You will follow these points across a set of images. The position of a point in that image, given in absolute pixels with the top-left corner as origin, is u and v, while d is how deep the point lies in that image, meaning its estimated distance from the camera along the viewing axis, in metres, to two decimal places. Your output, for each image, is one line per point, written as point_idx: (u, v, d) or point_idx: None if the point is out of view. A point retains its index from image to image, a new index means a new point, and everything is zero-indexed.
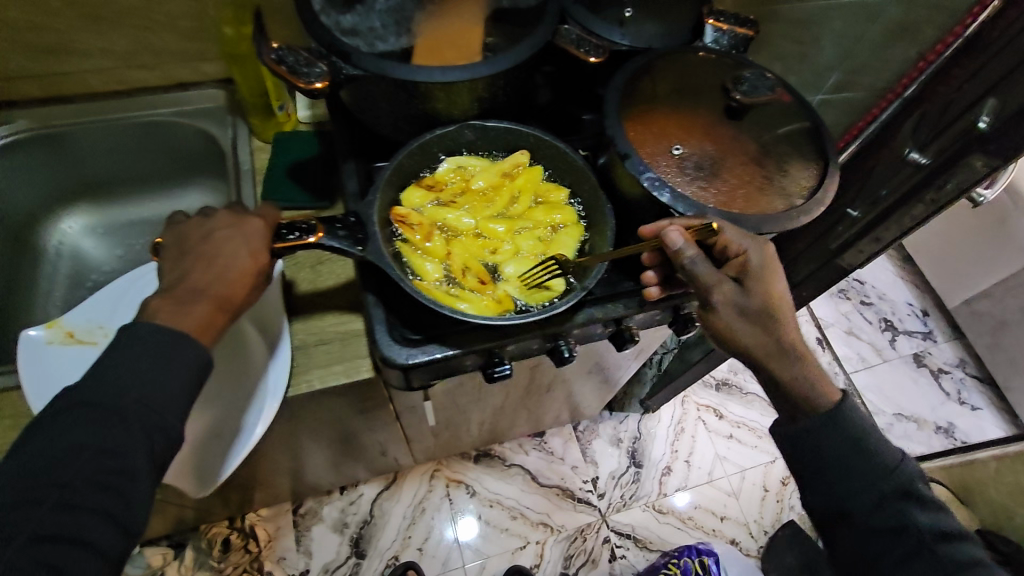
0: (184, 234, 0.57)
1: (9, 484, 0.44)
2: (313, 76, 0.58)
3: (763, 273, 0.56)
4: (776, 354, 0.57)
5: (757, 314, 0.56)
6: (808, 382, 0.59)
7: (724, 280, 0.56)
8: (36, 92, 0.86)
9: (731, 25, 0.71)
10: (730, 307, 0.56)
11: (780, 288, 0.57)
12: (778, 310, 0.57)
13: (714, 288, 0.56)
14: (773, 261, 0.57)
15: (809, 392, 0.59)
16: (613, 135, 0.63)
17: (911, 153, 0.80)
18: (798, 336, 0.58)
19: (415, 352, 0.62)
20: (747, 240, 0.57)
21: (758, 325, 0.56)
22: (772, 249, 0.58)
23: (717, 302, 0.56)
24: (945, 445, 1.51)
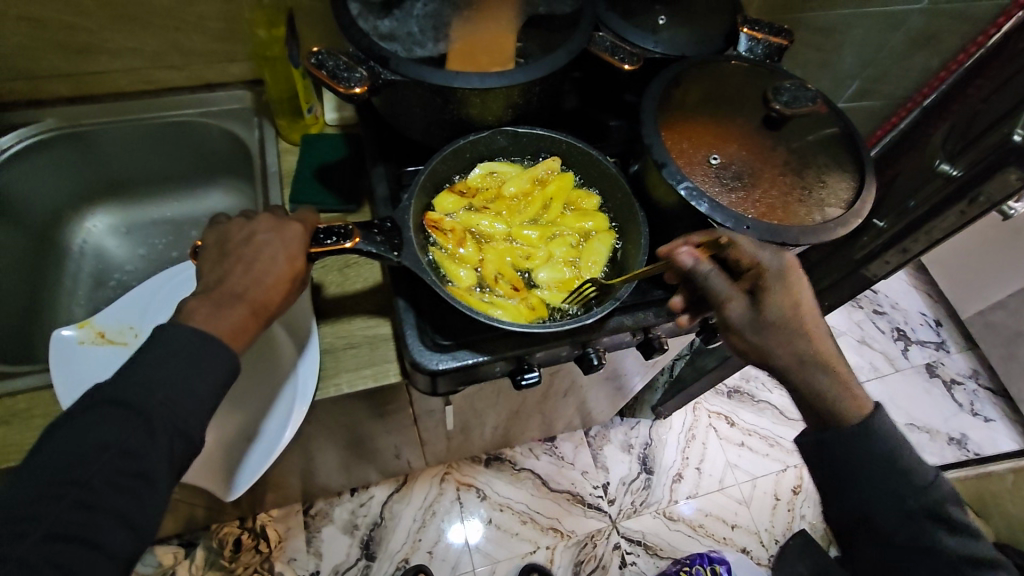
0: (227, 235, 0.57)
1: (21, 488, 0.43)
2: (353, 81, 0.58)
3: (780, 285, 0.55)
4: (800, 367, 0.56)
5: (775, 327, 0.55)
6: (837, 396, 0.57)
7: (736, 295, 0.56)
8: (64, 91, 0.86)
9: (765, 35, 0.71)
10: (746, 322, 0.56)
11: (800, 299, 0.56)
12: (799, 322, 0.56)
13: (727, 303, 0.56)
14: (793, 272, 0.56)
15: (840, 407, 0.57)
16: (651, 143, 0.62)
17: (941, 165, 0.80)
18: (822, 348, 0.57)
19: (446, 357, 0.62)
20: (762, 252, 0.56)
21: (776, 339, 0.56)
22: (791, 260, 0.56)
23: (731, 317, 0.56)
24: (958, 456, 1.50)
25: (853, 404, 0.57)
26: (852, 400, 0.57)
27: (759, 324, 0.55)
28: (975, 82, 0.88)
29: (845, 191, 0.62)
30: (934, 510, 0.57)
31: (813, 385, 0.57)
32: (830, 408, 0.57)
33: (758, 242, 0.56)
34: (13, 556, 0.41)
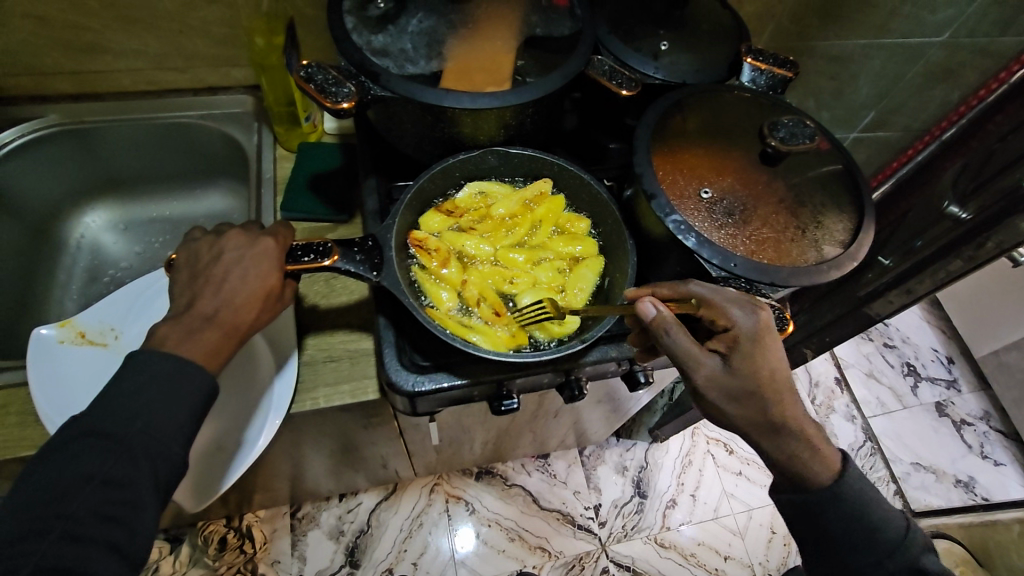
0: (196, 256, 0.57)
1: (13, 521, 0.43)
2: (341, 97, 0.57)
3: (756, 346, 0.52)
4: (770, 433, 0.54)
5: (748, 392, 0.52)
6: (806, 459, 0.55)
7: (708, 357, 0.52)
8: (69, 88, 0.87)
9: (770, 66, 0.69)
10: (717, 386, 0.52)
11: (777, 361, 0.52)
12: (774, 385, 0.52)
13: (698, 365, 0.52)
14: (770, 332, 0.52)
15: (810, 466, 0.55)
16: (641, 172, 0.61)
17: (952, 208, 0.77)
18: (794, 410, 0.54)
19: (422, 379, 0.61)
20: (738, 308, 0.52)
21: (747, 406, 0.52)
22: (768, 318, 0.53)
23: (701, 381, 0.52)
24: (964, 500, 1.44)
25: (822, 461, 0.56)
26: (819, 459, 0.56)
27: (730, 388, 0.52)
28: (996, 118, 0.84)
29: (841, 232, 0.60)
30: (912, 568, 0.55)
31: (783, 448, 0.54)
32: (802, 467, 0.55)
33: (733, 296, 0.53)
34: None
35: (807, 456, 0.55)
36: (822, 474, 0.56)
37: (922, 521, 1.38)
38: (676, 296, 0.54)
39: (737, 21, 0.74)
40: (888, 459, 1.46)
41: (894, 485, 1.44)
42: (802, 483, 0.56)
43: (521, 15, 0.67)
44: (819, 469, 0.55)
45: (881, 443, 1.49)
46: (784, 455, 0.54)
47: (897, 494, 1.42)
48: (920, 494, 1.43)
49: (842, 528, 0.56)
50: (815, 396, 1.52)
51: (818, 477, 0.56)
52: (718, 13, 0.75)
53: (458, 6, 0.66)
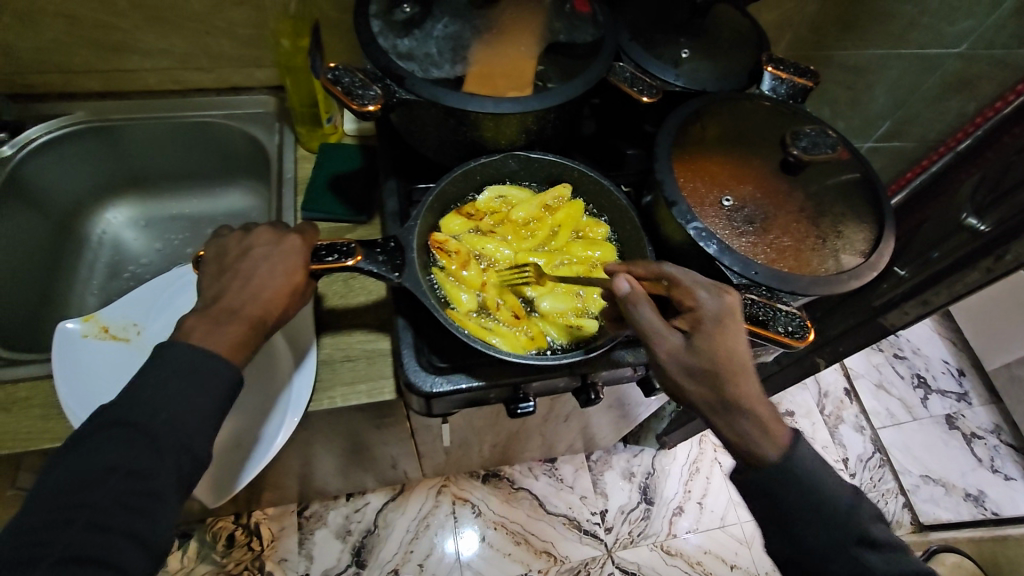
0: (226, 248, 0.58)
1: (36, 511, 0.44)
2: (367, 99, 0.58)
3: (719, 326, 0.50)
4: (727, 415, 0.49)
5: (708, 370, 0.49)
6: (762, 444, 0.49)
7: (670, 332, 0.50)
8: (96, 87, 0.89)
9: (790, 75, 0.69)
10: (676, 362, 0.49)
11: (741, 345, 0.50)
12: (736, 366, 0.49)
13: (658, 338, 0.50)
14: (735, 315, 0.51)
15: (762, 447, 0.49)
16: (662, 179, 0.61)
17: (969, 219, 0.76)
18: (756, 397, 0.49)
19: (440, 381, 0.61)
20: (703, 290, 0.51)
21: (706, 385, 0.49)
22: (735, 303, 0.51)
23: (659, 355, 0.50)
24: (974, 514, 1.43)
25: (774, 440, 0.50)
26: (771, 440, 0.50)
27: (690, 364, 0.49)
28: (1012, 131, 0.83)
29: (861, 242, 0.60)
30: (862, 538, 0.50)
31: (736, 427, 0.49)
32: (751, 445, 0.50)
33: (702, 279, 0.52)
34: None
35: (757, 437, 0.49)
36: (773, 455, 0.50)
37: (930, 535, 1.37)
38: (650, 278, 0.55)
39: (757, 30, 0.74)
40: (897, 471, 1.46)
41: (903, 497, 1.43)
42: (754, 464, 0.50)
43: (544, 20, 0.68)
44: (768, 446, 0.49)
45: (890, 455, 1.48)
46: (735, 436, 0.50)
47: (906, 508, 1.42)
48: (929, 507, 1.42)
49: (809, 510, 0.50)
50: (823, 406, 1.52)
51: (770, 459, 0.50)
52: (739, 22, 0.75)
53: (482, 10, 0.66)
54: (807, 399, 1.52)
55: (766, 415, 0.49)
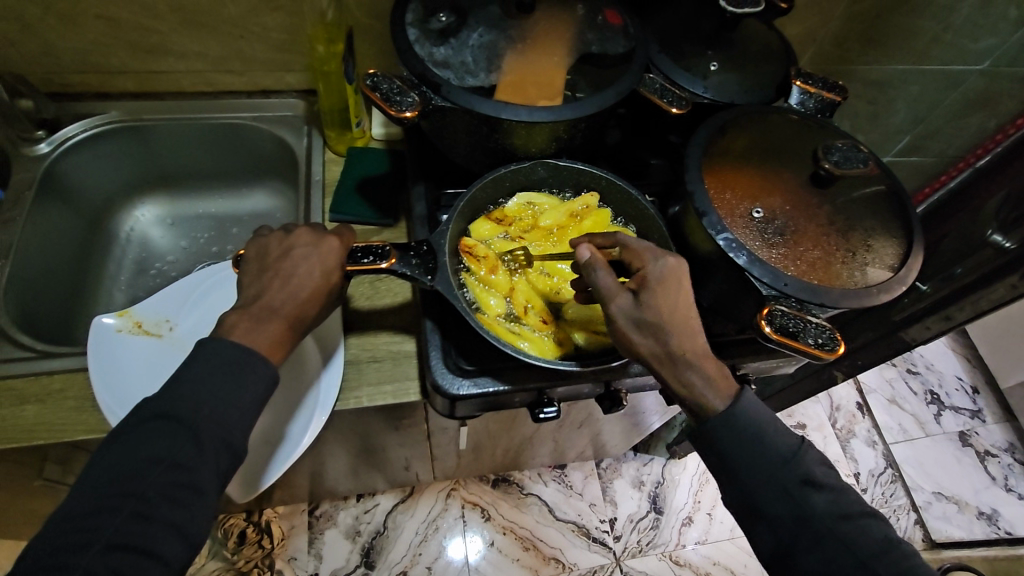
0: (266, 248, 0.59)
1: (82, 499, 0.45)
2: (405, 105, 0.60)
3: (665, 284, 0.53)
4: (673, 367, 0.52)
5: (656, 323, 0.51)
6: (702, 392, 0.52)
7: (622, 288, 0.53)
8: (131, 87, 0.91)
9: (819, 89, 0.71)
10: (627, 316, 0.52)
11: (685, 302, 0.53)
12: (680, 320, 0.52)
13: (611, 294, 0.53)
14: (679, 277, 0.54)
15: (705, 395, 0.52)
16: (693, 190, 0.62)
17: (994, 236, 0.74)
18: (697, 349, 0.52)
19: (468, 383, 0.62)
20: (650, 255, 0.56)
21: (655, 338, 0.51)
22: (679, 266, 0.55)
23: (613, 310, 0.52)
24: (987, 533, 1.42)
25: (718, 389, 0.52)
26: (715, 391, 0.52)
27: (640, 319, 0.52)
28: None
29: (891, 256, 0.60)
30: (803, 479, 0.52)
31: (681, 379, 0.52)
32: (697, 395, 0.52)
33: (651, 247, 0.57)
34: (79, 565, 0.42)
35: (702, 386, 0.52)
36: (719, 403, 0.52)
37: (943, 552, 1.35)
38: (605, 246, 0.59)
39: (785, 44, 0.75)
40: (909, 487, 1.44)
41: (915, 514, 1.42)
42: (700, 414, 0.53)
43: (576, 32, 0.69)
44: (714, 395, 0.52)
45: (902, 470, 1.47)
46: (680, 386, 0.52)
47: (917, 524, 1.40)
48: (941, 525, 1.41)
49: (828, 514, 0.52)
50: (835, 420, 1.51)
51: (714, 407, 0.52)
52: (767, 36, 0.75)
53: (516, 20, 0.67)
54: (819, 412, 1.52)
55: (708, 366, 0.52)
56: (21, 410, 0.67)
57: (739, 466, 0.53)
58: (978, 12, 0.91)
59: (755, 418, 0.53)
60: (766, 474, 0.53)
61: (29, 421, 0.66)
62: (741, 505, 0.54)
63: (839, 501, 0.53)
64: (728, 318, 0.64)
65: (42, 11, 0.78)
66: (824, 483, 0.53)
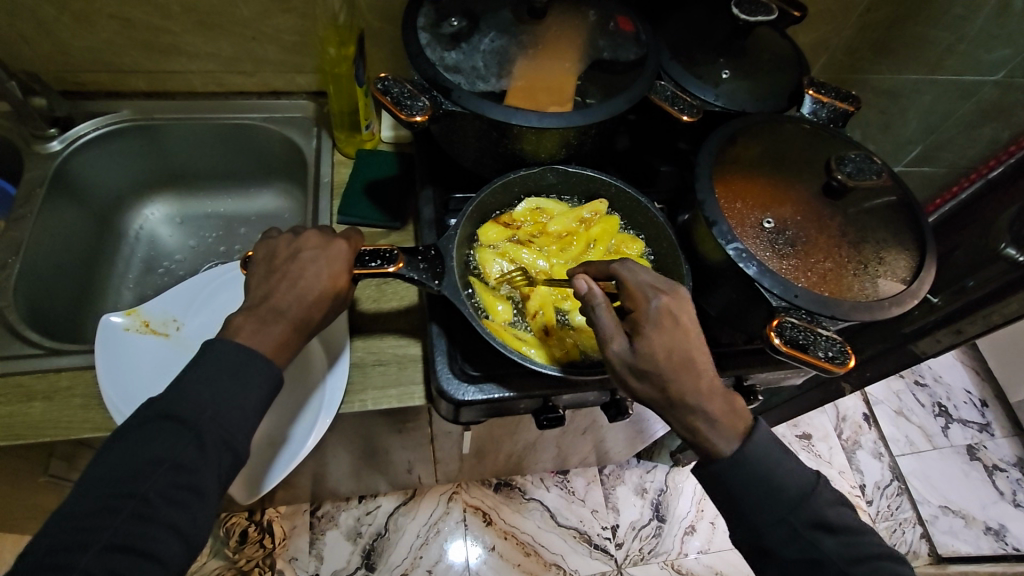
0: (274, 250, 0.59)
1: (82, 498, 0.45)
2: (415, 110, 0.60)
3: (661, 326, 0.50)
4: (674, 411, 0.50)
5: (652, 370, 0.49)
6: (710, 431, 0.51)
7: (616, 334, 0.51)
8: (143, 86, 0.92)
9: (831, 99, 0.70)
10: (624, 365, 0.50)
11: (684, 344, 0.50)
12: (679, 365, 0.50)
13: (607, 339, 0.51)
14: (677, 315, 0.51)
15: (709, 437, 0.51)
16: (703, 199, 0.62)
17: (1007, 248, 0.71)
18: (702, 391, 0.50)
19: (473, 389, 0.62)
20: (645, 292, 0.52)
21: (652, 385, 0.50)
22: (677, 302, 0.52)
23: (610, 356, 0.51)
24: (995, 549, 1.40)
25: (723, 430, 0.51)
26: (722, 429, 0.51)
27: (635, 367, 0.50)
28: None
29: (903, 268, 0.60)
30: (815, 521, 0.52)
31: (684, 422, 0.51)
32: (700, 435, 0.51)
33: (648, 281, 0.53)
34: (78, 565, 0.42)
35: (705, 427, 0.51)
36: (724, 444, 0.51)
37: (949, 567, 1.34)
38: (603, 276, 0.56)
39: (797, 52, 0.74)
40: (916, 500, 1.43)
41: (921, 527, 1.40)
42: (706, 453, 0.52)
43: (588, 38, 0.69)
44: (718, 437, 0.51)
45: (908, 483, 1.45)
46: (683, 428, 0.51)
47: (923, 538, 1.38)
48: (948, 539, 1.39)
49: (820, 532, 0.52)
50: (841, 430, 1.50)
51: (719, 447, 0.51)
52: (779, 44, 0.75)
53: (529, 25, 0.67)
54: (825, 422, 1.50)
55: (712, 407, 0.50)
56: (29, 407, 0.67)
57: (749, 479, 0.52)
58: (992, 22, 0.90)
59: (774, 453, 0.52)
60: (770, 487, 0.52)
61: (36, 417, 0.67)
62: (745, 518, 0.53)
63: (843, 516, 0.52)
64: (737, 327, 0.63)
65: (57, 11, 0.79)
66: (836, 521, 0.53)
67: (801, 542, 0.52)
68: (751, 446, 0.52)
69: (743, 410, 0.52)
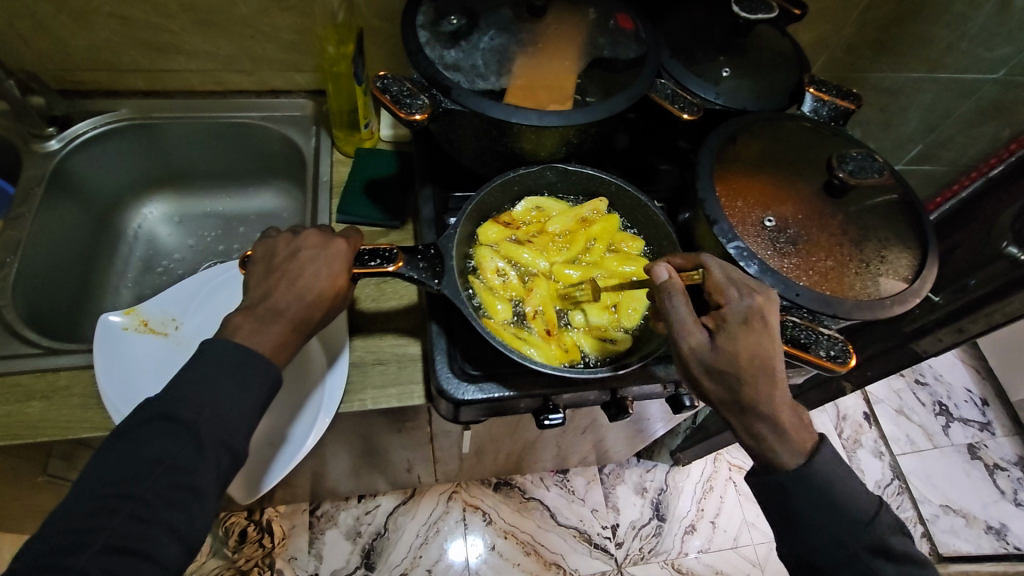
0: (273, 249, 0.59)
1: (80, 499, 0.45)
2: (414, 108, 0.59)
3: (746, 328, 0.49)
4: (742, 416, 0.49)
5: (730, 371, 0.48)
6: (774, 440, 0.49)
7: (698, 328, 0.49)
8: (141, 85, 0.91)
9: (832, 97, 0.70)
10: (699, 360, 0.49)
11: (768, 350, 0.49)
12: (758, 370, 0.48)
13: (685, 333, 0.49)
14: (766, 320, 0.50)
15: (773, 448, 0.50)
16: (703, 197, 0.61)
17: (1009, 247, 0.71)
18: (776, 399, 0.48)
19: (473, 389, 0.62)
20: (735, 290, 0.51)
21: (726, 386, 0.48)
22: (768, 306, 0.50)
23: (683, 350, 0.49)
24: (995, 548, 1.39)
25: (790, 443, 0.50)
26: (787, 441, 0.50)
27: (712, 365, 0.48)
28: None
29: (905, 266, 0.60)
30: (837, 519, 0.51)
31: (750, 428, 0.49)
32: (764, 445, 0.50)
33: (738, 280, 0.52)
34: (76, 566, 0.42)
35: (772, 438, 0.49)
36: (789, 457, 0.50)
37: (950, 567, 1.34)
38: (688, 271, 0.55)
39: (797, 50, 0.74)
40: (917, 500, 1.43)
41: (922, 527, 1.40)
42: (768, 463, 0.51)
43: (587, 36, 0.68)
44: (782, 449, 0.50)
45: (909, 482, 1.45)
46: (748, 435, 0.50)
47: (924, 537, 1.38)
48: (949, 538, 1.39)
49: (823, 534, 0.51)
50: (842, 429, 1.50)
51: (782, 460, 0.50)
52: (779, 42, 0.74)
53: (527, 24, 0.67)
54: (825, 422, 1.50)
55: (783, 419, 0.49)
56: (27, 406, 0.67)
57: (754, 480, 0.52)
58: (993, 20, 0.90)
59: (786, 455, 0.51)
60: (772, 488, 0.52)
61: (34, 417, 0.66)
62: None
63: (848, 519, 0.51)
64: None
65: (55, 10, 0.78)
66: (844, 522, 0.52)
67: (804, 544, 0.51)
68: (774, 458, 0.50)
69: (810, 425, 0.51)
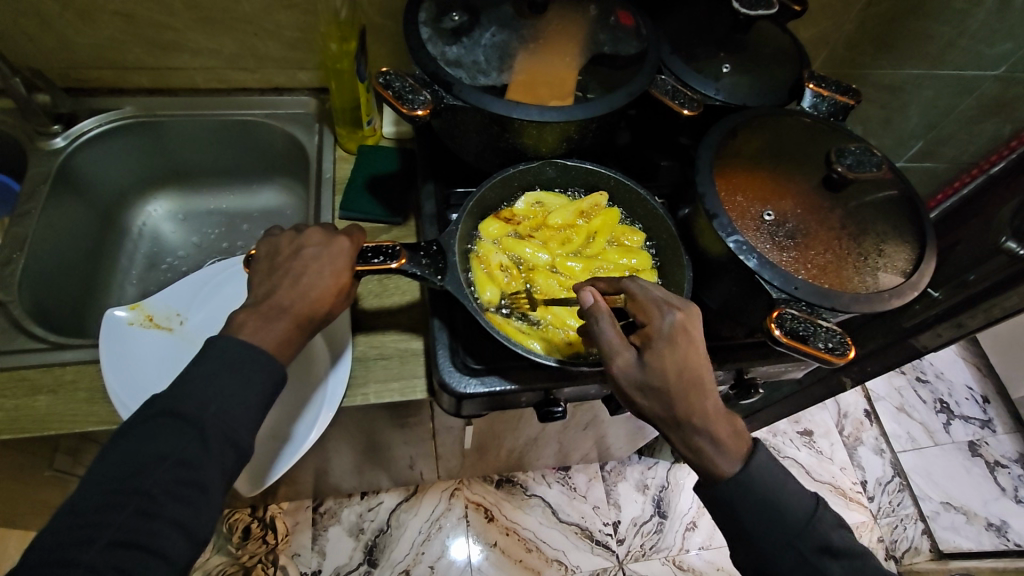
0: (277, 247, 0.60)
1: (87, 494, 0.45)
2: (416, 103, 0.60)
3: (673, 342, 0.49)
4: (680, 432, 0.49)
5: (660, 388, 0.48)
6: (709, 449, 0.50)
7: (625, 348, 0.50)
8: (145, 83, 0.92)
9: (832, 93, 0.70)
10: (630, 380, 0.49)
11: (696, 362, 0.49)
12: (687, 384, 0.48)
13: (613, 354, 0.50)
14: (690, 332, 0.50)
15: (712, 460, 0.50)
16: (704, 192, 0.62)
17: (1007, 241, 0.69)
18: (707, 412, 0.49)
19: (474, 382, 0.62)
20: (658, 308, 0.51)
21: (661, 403, 0.49)
22: (690, 320, 0.50)
23: (615, 373, 0.50)
24: (996, 545, 1.39)
25: (727, 452, 0.50)
26: (723, 451, 0.50)
27: (643, 383, 0.49)
28: None
29: (902, 260, 0.60)
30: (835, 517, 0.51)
31: (687, 441, 0.50)
32: (704, 457, 0.50)
33: (659, 296, 0.52)
34: (83, 561, 0.43)
35: (710, 451, 0.50)
36: (727, 467, 0.50)
37: (951, 563, 1.34)
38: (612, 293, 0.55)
39: (797, 46, 0.74)
40: (917, 497, 1.43)
41: (922, 523, 1.40)
42: (709, 475, 0.51)
43: (589, 32, 0.69)
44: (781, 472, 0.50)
45: (909, 478, 1.46)
46: (687, 448, 0.50)
47: (924, 534, 1.39)
48: (949, 535, 1.39)
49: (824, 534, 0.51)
50: (843, 427, 1.50)
51: (723, 471, 0.50)
52: (779, 38, 0.75)
53: (529, 20, 0.68)
54: (826, 418, 1.50)
55: (718, 429, 0.49)
56: (34, 400, 0.68)
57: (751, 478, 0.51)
58: (993, 17, 0.90)
59: (777, 480, 0.51)
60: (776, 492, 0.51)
61: (41, 411, 0.67)
62: (740, 536, 0.53)
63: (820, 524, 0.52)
64: (738, 321, 0.64)
65: (60, 8, 0.79)
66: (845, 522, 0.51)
67: (805, 538, 0.52)
68: (762, 477, 0.50)
69: (744, 433, 0.52)
